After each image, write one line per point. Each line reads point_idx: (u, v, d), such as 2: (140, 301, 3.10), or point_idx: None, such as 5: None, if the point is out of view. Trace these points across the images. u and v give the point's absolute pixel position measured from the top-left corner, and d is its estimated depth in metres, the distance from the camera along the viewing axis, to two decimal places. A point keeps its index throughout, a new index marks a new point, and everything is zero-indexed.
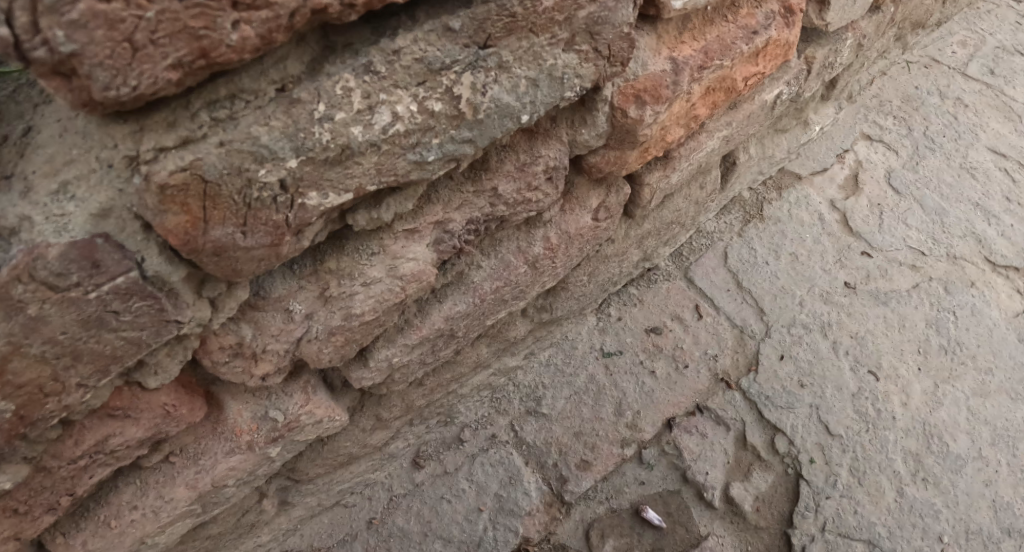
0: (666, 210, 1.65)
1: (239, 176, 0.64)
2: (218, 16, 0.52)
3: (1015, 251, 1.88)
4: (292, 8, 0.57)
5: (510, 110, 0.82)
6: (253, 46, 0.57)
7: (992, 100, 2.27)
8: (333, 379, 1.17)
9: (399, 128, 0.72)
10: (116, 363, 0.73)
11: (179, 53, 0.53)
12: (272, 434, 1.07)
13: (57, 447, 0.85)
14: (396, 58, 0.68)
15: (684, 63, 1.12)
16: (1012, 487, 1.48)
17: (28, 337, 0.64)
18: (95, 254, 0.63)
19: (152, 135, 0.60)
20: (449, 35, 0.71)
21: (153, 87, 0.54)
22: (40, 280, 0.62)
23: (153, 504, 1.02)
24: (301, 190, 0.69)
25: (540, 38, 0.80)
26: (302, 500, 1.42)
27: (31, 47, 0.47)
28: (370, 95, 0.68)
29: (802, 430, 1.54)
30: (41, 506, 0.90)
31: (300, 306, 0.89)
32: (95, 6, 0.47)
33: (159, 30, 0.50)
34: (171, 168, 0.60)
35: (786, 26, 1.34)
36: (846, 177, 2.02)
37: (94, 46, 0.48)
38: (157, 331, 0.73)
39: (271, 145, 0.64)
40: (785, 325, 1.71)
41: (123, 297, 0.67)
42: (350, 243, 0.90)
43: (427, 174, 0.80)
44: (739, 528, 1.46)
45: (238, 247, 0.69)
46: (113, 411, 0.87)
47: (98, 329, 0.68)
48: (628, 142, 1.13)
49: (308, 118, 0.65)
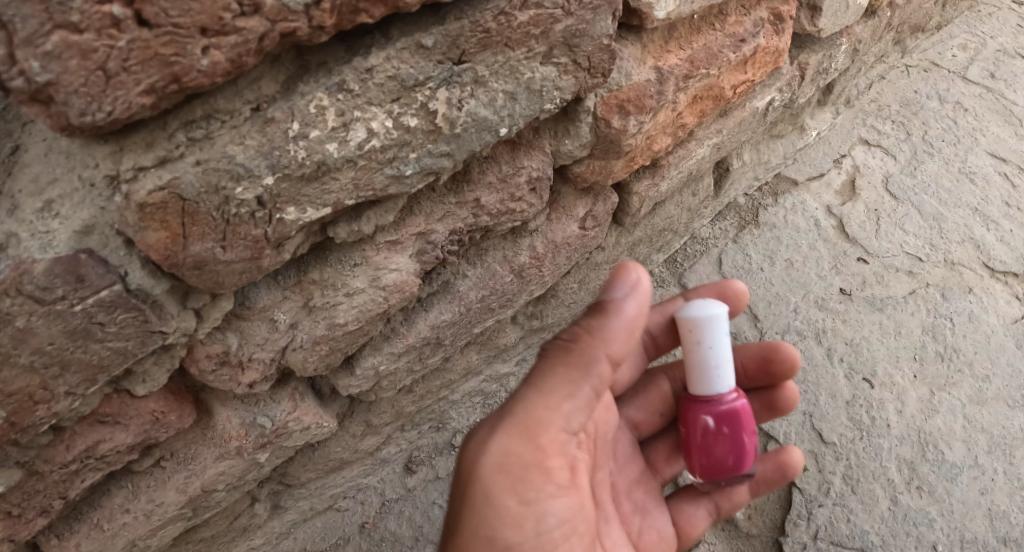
0: (658, 217, 1.66)
1: (217, 194, 0.65)
2: (189, 43, 0.54)
3: (1013, 256, 1.87)
4: (261, 32, 0.58)
5: (488, 124, 0.84)
6: (224, 70, 0.58)
7: (993, 103, 2.27)
8: (322, 386, 1.19)
9: (375, 144, 0.73)
10: (103, 373, 0.75)
11: (152, 79, 0.54)
12: (260, 440, 1.09)
13: (48, 452, 0.86)
14: (369, 76, 0.70)
15: (669, 72, 1.14)
16: (1009, 495, 1.48)
17: (17, 347, 0.66)
18: (80, 269, 0.65)
19: (131, 155, 0.62)
20: (422, 52, 0.73)
21: (128, 112, 0.55)
22: (28, 294, 0.63)
23: (145, 507, 1.05)
24: (280, 205, 0.70)
25: (516, 52, 0.82)
26: (295, 504, 1.44)
27: (10, 77, 0.50)
28: (345, 112, 0.70)
29: (794, 437, 1.55)
30: (34, 510, 0.92)
31: (284, 315, 0.90)
32: (69, 37, 0.49)
33: (131, 58, 0.52)
34: (150, 188, 0.62)
35: (775, 34, 1.35)
36: (843, 183, 2.03)
37: (69, 74, 0.50)
38: (143, 342, 0.75)
39: (247, 164, 0.65)
40: (779, 332, 1.71)
41: (108, 309, 0.69)
42: (333, 254, 0.91)
43: (405, 188, 0.81)
44: (731, 536, 1.47)
45: (218, 261, 0.70)
46: (103, 417, 0.89)
47: (85, 340, 0.70)
48: (613, 152, 1.15)
49: (283, 137, 0.67)
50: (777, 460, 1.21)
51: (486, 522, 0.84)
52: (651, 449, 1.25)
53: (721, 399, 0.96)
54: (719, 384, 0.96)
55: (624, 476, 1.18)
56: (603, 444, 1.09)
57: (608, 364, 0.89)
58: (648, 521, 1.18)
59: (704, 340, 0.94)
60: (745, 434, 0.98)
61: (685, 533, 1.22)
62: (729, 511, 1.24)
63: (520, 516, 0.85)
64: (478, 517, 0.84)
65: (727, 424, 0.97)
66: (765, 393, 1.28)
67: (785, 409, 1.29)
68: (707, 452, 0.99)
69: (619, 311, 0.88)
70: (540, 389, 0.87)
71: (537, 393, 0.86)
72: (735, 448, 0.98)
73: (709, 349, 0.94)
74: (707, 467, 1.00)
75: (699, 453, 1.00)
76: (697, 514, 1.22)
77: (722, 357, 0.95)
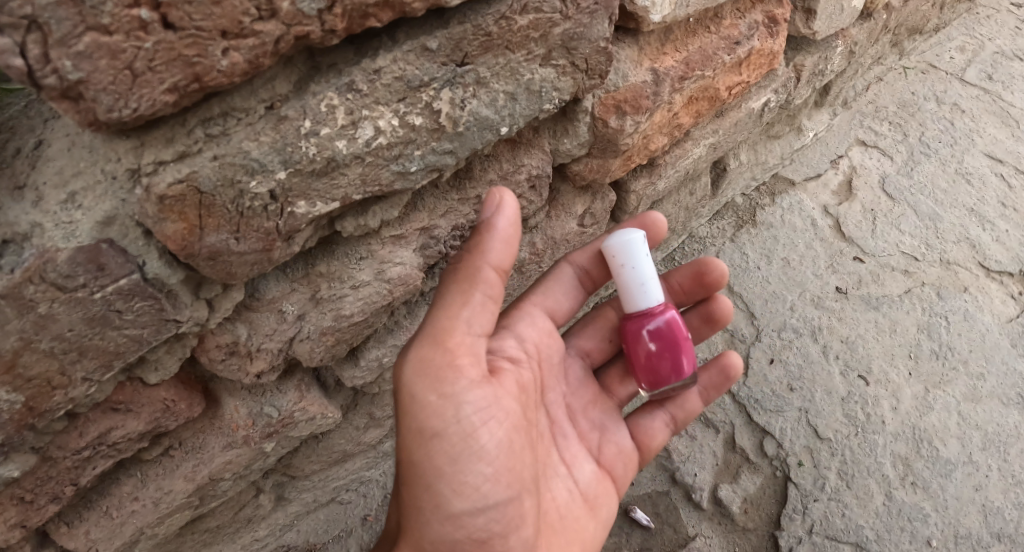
0: (656, 215, 1.70)
1: (232, 187, 0.69)
2: (210, 45, 0.58)
3: (1009, 256, 1.90)
4: (277, 35, 0.61)
5: (490, 123, 0.87)
6: (242, 71, 0.62)
7: (989, 105, 2.30)
8: (327, 378, 1.22)
9: (382, 142, 0.77)
10: (119, 359, 0.78)
11: (175, 79, 0.57)
12: (267, 429, 1.12)
13: (62, 438, 0.90)
14: (377, 77, 0.73)
15: (666, 74, 1.17)
16: (1002, 491, 1.50)
17: (38, 333, 0.69)
18: (101, 258, 0.68)
19: (152, 150, 0.65)
20: (427, 55, 0.76)
21: (152, 109, 0.58)
22: (50, 281, 0.67)
23: (153, 495, 1.08)
24: (291, 199, 0.74)
25: (517, 54, 0.85)
26: (298, 496, 1.47)
27: (42, 75, 0.52)
28: (354, 111, 0.73)
29: (790, 433, 1.58)
30: (46, 496, 0.95)
31: (292, 307, 0.94)
32: (99, 38, 0.52)
33: (156, 58, 0.55)
34: (169, 180, 0.65)
35: (770, 36, 1.39)
36: (840, 183, 2.06)
37: (99, 73, 0.53)
38: (157, 330, 0.78)
39: (261, 159, 0.69)
40: (775, 330, 1.75)
41: (126, 298, 0.72)
42: (339, 248, 0.94)
43: (410, 184, 0.85)
44: (727, 530, 1.49)
45: (232, 252, 0.73)
46: (117, 405, 0.92)
47: (103, 327, 0.73)
48: (610, 151, 1.19)
49: (295, 134, 0.70)
50: (718, 366, 1.32)
51: (419, 416, 0.89)
52: (605, 375, 1.31)
53: (651, 313, 1.05)
54: (646, 300, 1.04)
55: (578, 399, 1.24)
56: (549, 367, 1.18)
57: (498, 270, 0.92)
58: (608, 436, 1.25)
59: (624, 260, 1.02)
60: (679, 341, 1.07)
61: (645, 446, 1.28)
62: (684, 420, 1.32)
63: (443, 409, 0.89)
64: (411, 412, 0.90)
65: (662, 335, 1.06)
66: (703, 307, 1.35)
67: (723, 319, 1.37)
68: (649, 367, 1.09)
69: (493, 231, 0.90)
70: (440, 304, 0.90)
71: (445, 301, 0.90)
72: (673, 355, 1.08)
73: (629, 269, 1.03)
74: (652, 379, 1.10)
75: (645, 369, 1.10)
76: (656, 427, 1.29)
77: (644, 273, 1.03)
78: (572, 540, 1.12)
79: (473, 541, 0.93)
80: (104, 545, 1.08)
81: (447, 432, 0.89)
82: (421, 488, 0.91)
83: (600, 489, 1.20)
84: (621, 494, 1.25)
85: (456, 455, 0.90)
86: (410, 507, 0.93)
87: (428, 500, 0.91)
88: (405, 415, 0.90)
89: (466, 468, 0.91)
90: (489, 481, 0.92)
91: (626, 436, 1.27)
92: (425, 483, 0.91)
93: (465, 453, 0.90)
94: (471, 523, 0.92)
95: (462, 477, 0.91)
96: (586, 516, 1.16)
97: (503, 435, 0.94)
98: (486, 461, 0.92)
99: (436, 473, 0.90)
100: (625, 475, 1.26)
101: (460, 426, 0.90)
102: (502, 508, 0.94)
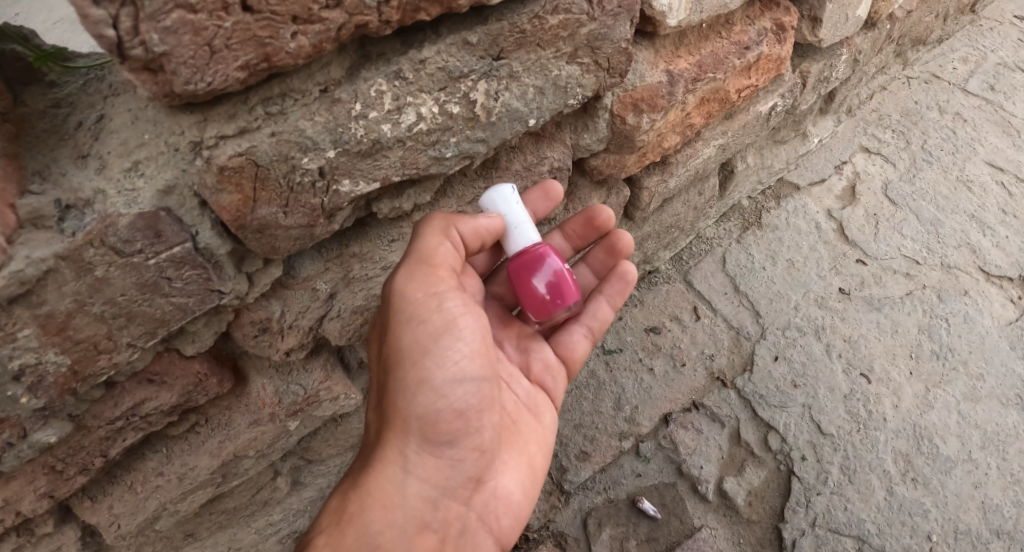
0: (666, 214, 1.77)
1: (285, 162, 0.74)
2: (282, 28, 0.63)
3: (1009, 262, 1.94)
4: (340, 22, 0.67)
5: (520, 115, 0.92)
6: (306, 54, 0.67)
7: (991, 115, 2.35)
8: (350, 359, 1.28)
9: (423, 127, 0.82)
10: (164, 327, 0.82)
11: (248, 57, 0.63)
12: (293, 407, 1.17)
13: (98, 407, 0.94)
14: (422, 66, 0.78)
15: (680, 75, 1.23)
16: (1001, 488, 1.54)
17: (92, 296, 0.74)
18: (159, 225, 0.73)
19: (215, 125, 0.70)
20: (467, 48, 0.81)
21: (224, 84, 0.63)
22: (110, 246, 0.72)
23: (178, 470, 1.11)
24: (337, 177, 0.79)
25: (546, 51, 0.90)
26: (313, 480, 1.52)
27: (130, 46, 0.56)
28: (400, 97, 0.78)
29: (794, 428, 1.62)
30: (76, 466, 0.99)
31: (325, 285, 0.98)
32: (185, 15, 0.57)
33: (233, 37, 0.61)
34: (230, 153, 0.70)
35: (778, 42, 1.44)
36: (843, 188, 2.11)
37: (181, 48, 0.58)
38: (202, 299, 0.83)
39: (314, 137, 0.74)
40: (780, 328, 1.79)
41: (177, 265, 0.77)
42: (372, 230, 1.01)
43: (444, 169, 0.90)
44: (731, 521, 1.53)
45: (279, 225, 0.78)
46: (152, 376, 0.97)
47: (153, 294, 0.78)
48: (626, 147, 1.25)
49: (346, 116, 0.75)
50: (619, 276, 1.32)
51: (402, 309, 0.94)
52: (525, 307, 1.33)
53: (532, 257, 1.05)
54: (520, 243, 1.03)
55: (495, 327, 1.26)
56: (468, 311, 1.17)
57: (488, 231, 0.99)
58: (535, 355, 1.28)
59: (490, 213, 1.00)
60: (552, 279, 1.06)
61: (569, 359, 1.32)
62: (599, 331, 1.35)
63: (426, 300, 0.95)
64: (397, 308, 0.94)
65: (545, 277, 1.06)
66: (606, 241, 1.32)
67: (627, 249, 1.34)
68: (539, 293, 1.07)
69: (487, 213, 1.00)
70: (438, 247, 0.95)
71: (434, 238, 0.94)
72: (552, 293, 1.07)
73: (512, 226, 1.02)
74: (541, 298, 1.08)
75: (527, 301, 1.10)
76: (576, 341, 1.32)
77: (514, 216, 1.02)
78: (531, 439, 1.19)
79: (457, 418, 1.00)
80: (128, 520, 1.11)
81: (428, 316, 0.95)
82: (405, 369, 0.96)
83: (540, 398, 1.25)
84: (559, 404, 1.30)
85: (435, 335, 0.96)
86: (392, 393, 0.98)
87: (412, 378, 0.96)
88: (391, 307, 0.95)
89: (448, 350, 0.97)
90: (466, 356, 0.99)
91: (549, 352, 1.30)
92: (407, 361, 0.96)
93: (442, 334, 0.97)
94: (454, 400, 0.98)
95: (440, 355, 0.97)
96: (533, 419, 1.21)
97: (481, 326, 1.01)
98: (461, 337, 0.98)
99: (417, 352, 0.96)
100: (558, 389, 1.30)
101: (439, 313, 0.96)
102: (476, 384, 1.00)
